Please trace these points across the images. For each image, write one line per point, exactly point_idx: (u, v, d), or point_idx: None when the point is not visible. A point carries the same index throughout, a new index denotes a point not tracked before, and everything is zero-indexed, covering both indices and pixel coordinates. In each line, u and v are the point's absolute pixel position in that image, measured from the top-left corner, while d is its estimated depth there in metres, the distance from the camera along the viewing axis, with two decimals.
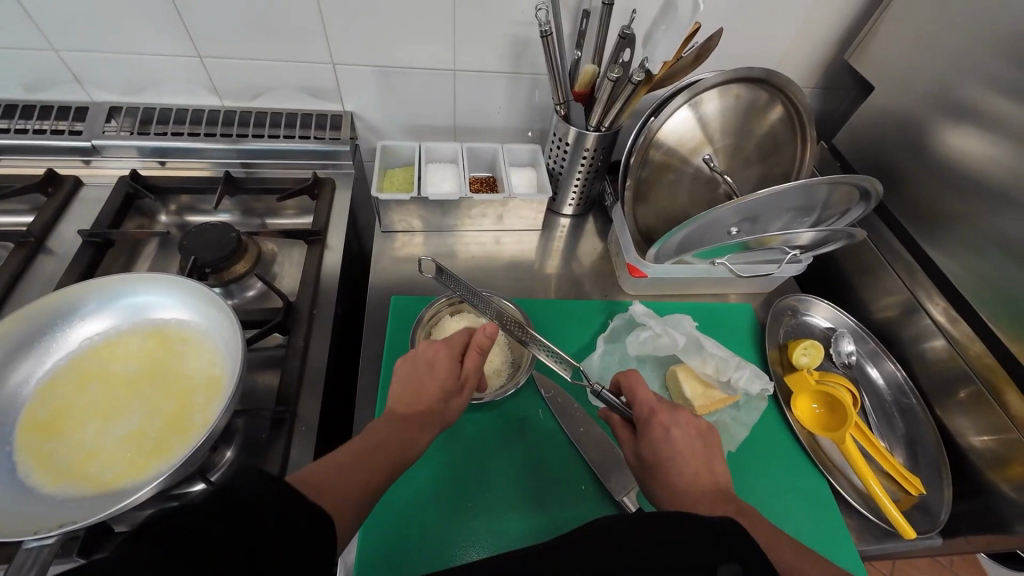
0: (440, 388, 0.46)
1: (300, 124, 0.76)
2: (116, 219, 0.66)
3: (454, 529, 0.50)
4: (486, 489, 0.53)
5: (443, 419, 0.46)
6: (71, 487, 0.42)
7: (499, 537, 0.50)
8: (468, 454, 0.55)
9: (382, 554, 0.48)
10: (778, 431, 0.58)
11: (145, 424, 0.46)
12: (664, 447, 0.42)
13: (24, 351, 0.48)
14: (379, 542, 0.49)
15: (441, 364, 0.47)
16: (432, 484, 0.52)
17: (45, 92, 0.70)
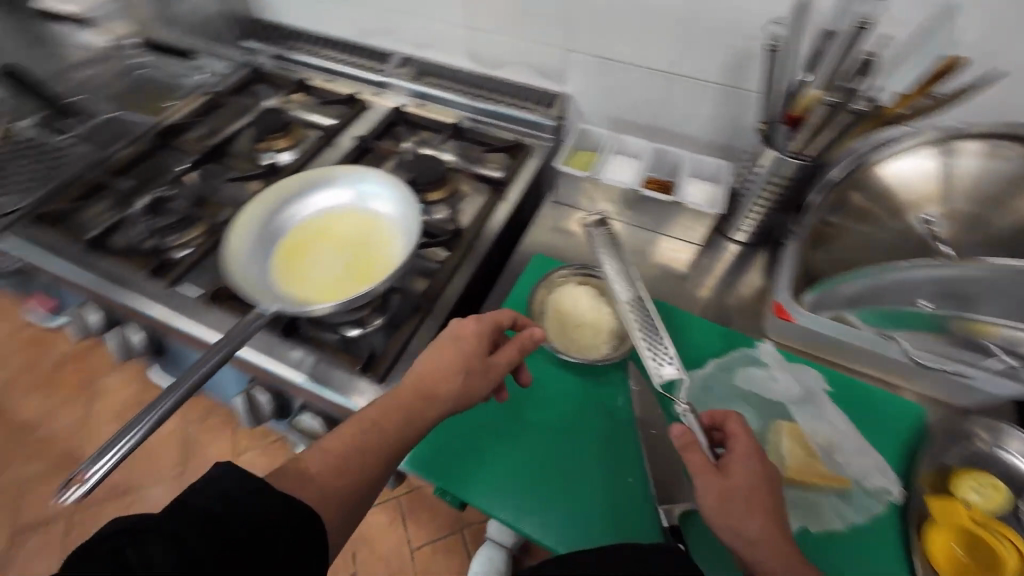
0: (465, 367, 0.52)
1: (524, 96, 0.89)
2: (377, 136, 0.89)
3: (497, 468, 0.54)
4: (538, 441, 0.56)
5: (451, 393, 0.51)
6: (290, 289, 0.62)
7: (534, 484, 0.53)
8: (533, 404, 0.59)
9: (431, 462, 0.55)
10: (888, 550, 0.49)
11: (344, 274, 0.64)
12: (757, 483, 0.43)
13: (308, 193, 0.70)
14: (436, 445, 0.56)
15: (468, 340, 0.53)
16: (495, 415, 0.58)
17: (373, 39, 0.98)
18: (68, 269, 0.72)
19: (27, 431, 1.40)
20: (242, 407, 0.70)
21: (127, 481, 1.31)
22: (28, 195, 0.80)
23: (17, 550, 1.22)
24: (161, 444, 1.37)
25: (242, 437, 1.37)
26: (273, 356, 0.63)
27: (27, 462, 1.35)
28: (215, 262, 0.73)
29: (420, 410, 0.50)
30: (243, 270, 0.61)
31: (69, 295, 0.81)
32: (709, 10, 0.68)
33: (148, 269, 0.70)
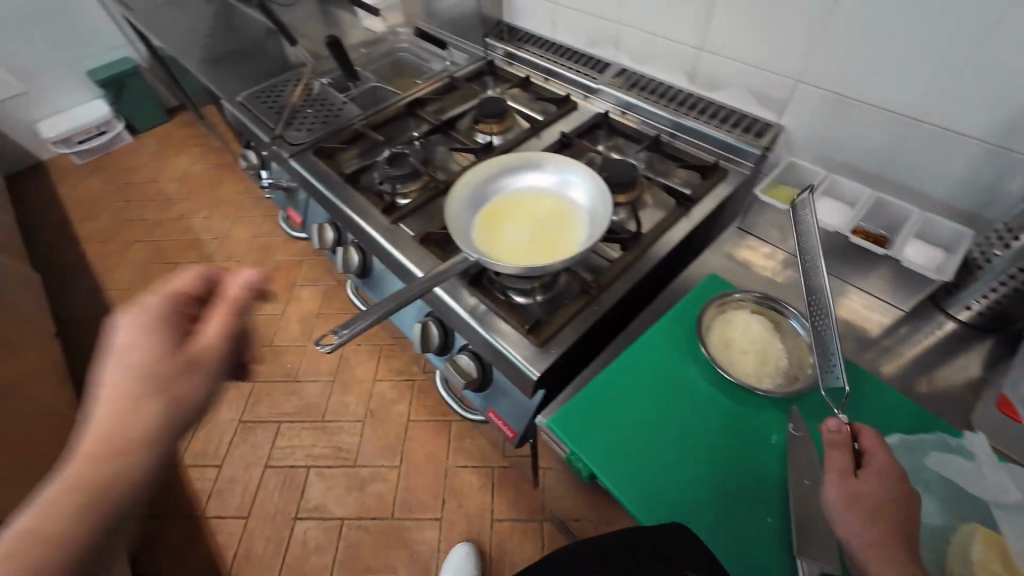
0: (163, 362, 0.45)
1: (733, 121, 0.89)
2: (579, 134, 0.97)
3: (634, 455, 0.55)
4: (671, 431, 0.56)
5: (167, 402, 0.44)
6: (483, 246, 0.72)
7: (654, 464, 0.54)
8: (670, 392, 0.59)
9: (572, 426, 0.57)
10: None
11: (528, 246, 0.72)
12: (881, 491, 0.46)
13: (515, 171, 0.80)
14: (576, 414, 0.58)
15: (154, 330, 0.46)
16: (631, 393, 0.59)
17: (597, 48, 1.06)
18: (328, 192, 0.93)
19: None
20: (419, 333, 0.81)
21: (295, 373, 1.61)
22: (313, 132, 1.05)
23: (214, 396, 1.58)
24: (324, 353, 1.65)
25: (382, 369, 1.59)
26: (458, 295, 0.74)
27: None
28: (427, 212, 0.87)
29: (112, 454, 0.42)
30: (455, 217, 0.72)
31: (315, 212, 1.04)
32: (993, 57, 0.61)
33: (382, 205, 0.87)
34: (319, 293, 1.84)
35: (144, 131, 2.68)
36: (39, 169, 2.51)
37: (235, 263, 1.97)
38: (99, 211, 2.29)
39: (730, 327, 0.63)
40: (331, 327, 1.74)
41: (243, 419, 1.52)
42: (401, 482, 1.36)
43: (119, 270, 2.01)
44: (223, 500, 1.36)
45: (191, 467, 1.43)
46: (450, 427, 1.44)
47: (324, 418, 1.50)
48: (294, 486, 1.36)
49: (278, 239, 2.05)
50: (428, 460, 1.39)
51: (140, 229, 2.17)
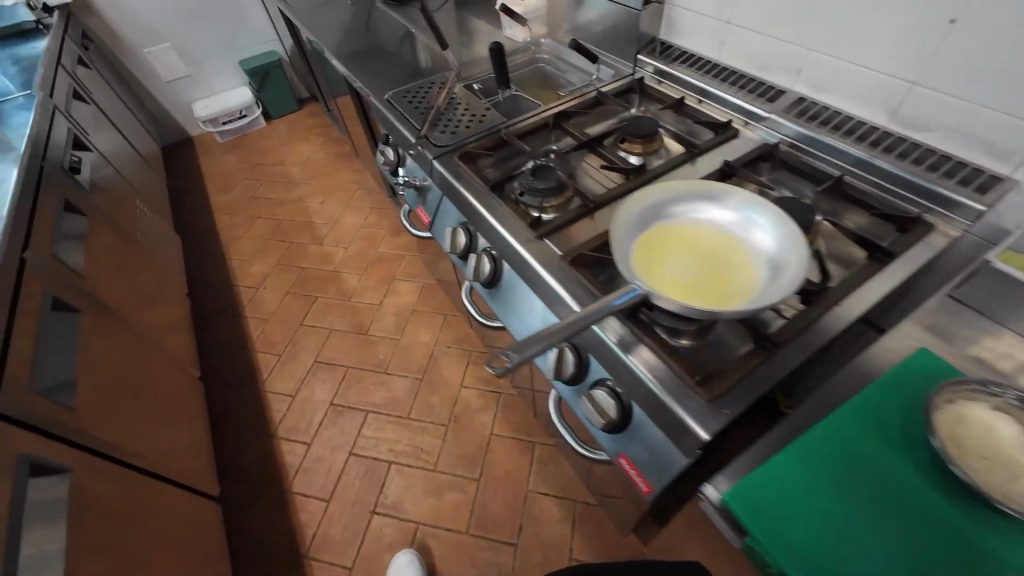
0: None
1: (945, 169, 0.76)
2: (744, 164, 0.88)
3: (833, 560, 0.47)
4: (875, 534, 0.48)
5: None
6: (644, 276, 0.65)
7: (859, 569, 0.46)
8: (869, 486, 0.51)
9: (752, 506, 0.50)
10: None
11: (695, 285, 0.65)
12: None
13: (689, 199, 0.72)
14: (756, 493, 0.51)
15: None
16: (818, 475, 0.52)
17: (768, 73, 0.97)
18: (472, 198, 0.92)
19: (345, 296, 1.88)
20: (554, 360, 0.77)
21: (386, 365, 1.64)
22: (457, 136, 1.05)
23: (310, 374, 1.65)
24: (415, 350, 1.67)
25: (469, 376, 1.58)
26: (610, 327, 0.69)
27: (337, 318, 1.81)
28: (572, 231, 0.83)
29: None
30: (619, 240, 0.67)
31: (449, 216, 1.04)
32: None
33: (527, 217, 0.84)
34: (415, 289, 1.88)
35: (277, 118, 2.93)
36: (189, 143, 2.83)
37: (342, 248, 2.08)
38: (231, 186, 2.51)
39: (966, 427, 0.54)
40: (423, 324, 1.76)
41: (334, 402, 1.56)
42: (477, 497, 1.32)
43: (242, 242, 2.18)
44: (309, 478, 1.40)
45: (283, 440, 1.48)
46: (533, 449, 1.39)
47: (409, 415, 1.50)
48: (375, 478, 1.38)
49: (383, 232, 2.12)
50: (506, 479, 1.34)
51: (263, 207, 2.35)
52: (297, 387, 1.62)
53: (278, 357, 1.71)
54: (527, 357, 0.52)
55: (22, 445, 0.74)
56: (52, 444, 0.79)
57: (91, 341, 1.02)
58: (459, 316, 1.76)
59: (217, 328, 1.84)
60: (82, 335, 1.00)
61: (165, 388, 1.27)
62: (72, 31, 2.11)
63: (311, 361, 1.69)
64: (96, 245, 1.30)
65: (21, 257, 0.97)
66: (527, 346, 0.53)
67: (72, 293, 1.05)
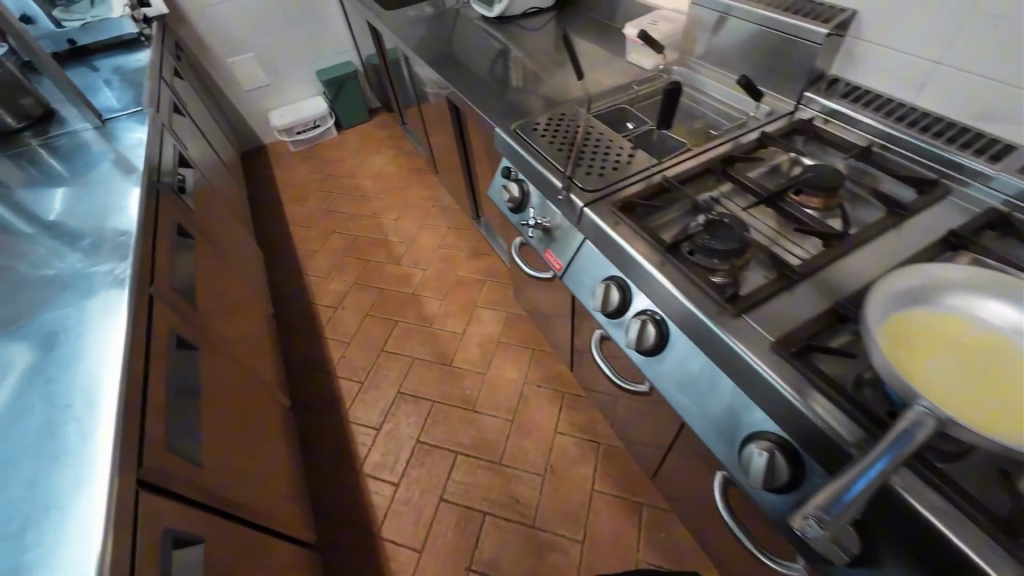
0: None
1: None
2: (973, 234, 0.75)
3: None
4: None
5: None
6: (909, 376, 0.55)
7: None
8: None
9: None
10: None
11: (977, 399, 0.53)
12: None
13: (961, 290, 0.61)
14: None
15: None
16: None
17: (988, 123, 0.83)
18: (640, 257, 0.82)
19: (425, 322, 1.82)
20: (760, 466, 0.65)
21: (473, 402, 1.56)
22: (605, 180, 0.96)
23: (395, 406, 1.58)
24: (503, 387, 1.58)
25: (563, 421, 1.47)
26: (861, 442, 0.57)
27: (418, 345, 1.75)
28: (772, 308, 0.72)
29: None
30: (875, 328, 0.58)
31: (595, 268, 0.95)
32: None
33: (716, 287, 0.73)
34: (499, 318, 1.79)
35: (348, 128, 2.92)
36: (263, 151, 2.85)
37: (420, 269, 2.02)
38: (306, 197, 2.50)
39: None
40: (508, 358, 1.67)
41: (421, 440, 1.49)
42: (582, 562, 1.21)
43: (318, 257, 2.15)
44: (399, 523, 1.32)
45: (370, 478, 1.42)
46: (640, 511, 1.27)
47: (501, 461, 1.41)
48: (469, 530, 1.29)
49: (462, 254, 2.05)
50: (613, 543, 1.23)
51: (338, 220, 2.32)
52: (382, 420, 1.55)
53: (360, 385, 1.65)
54: (842, 513, 0.42)
55: (163, 516, 0.68)
56: (185, 512, 0.73)
57: (210, 383, 0.97)
58: (548, 351, 1.67)
59: (296, 348, 1.80)
60: (204, 376, 0.95)
61: (266, 423, 1.22)
62: (167, 42, 2.14)
63: (394, 392, 1.62)
64: (203, 270, 1.27)
65: (149, 293, 0.92)
66: (833, 496, 0.43)
67: (190, 329, 1.00)
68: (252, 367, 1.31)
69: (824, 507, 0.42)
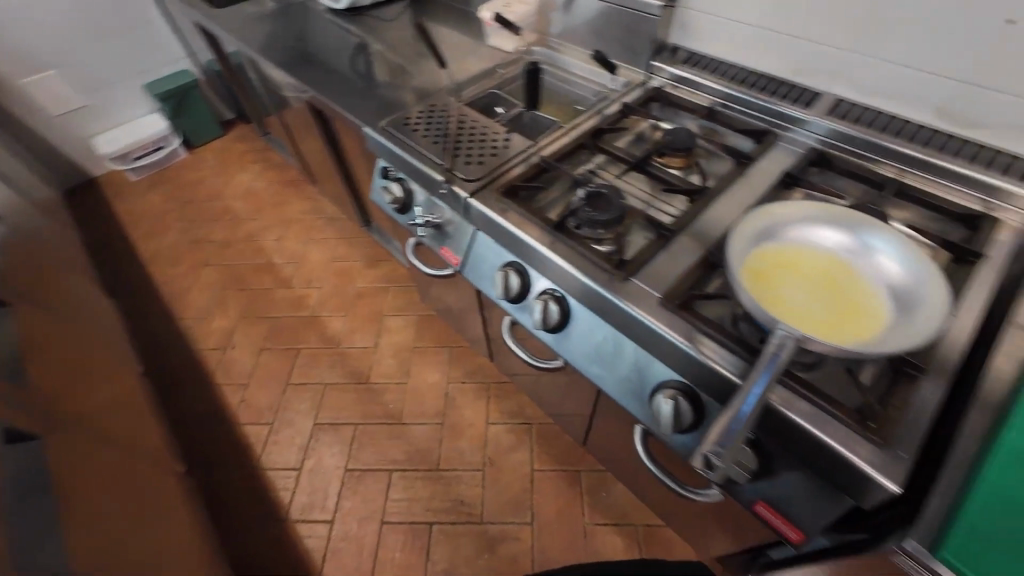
0: None
1: (992, 163, 0.79)
2: (802, 172, 0.87)
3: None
4: None
5: None
6: (763, 300, 0.63)
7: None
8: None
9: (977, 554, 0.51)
10: None
11: (818, 312, 0.62)
12: None
13: (803, 221, 0.69)
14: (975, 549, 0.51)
15: None
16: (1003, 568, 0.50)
17: (800, 76, 0.96)
18: (528, 238, 0.82)
19: (332, 343, 1.69)
20: (668, 414, 0.70)
21: (399, 415, 1.49)
22: (486, 167, 0.95)
23: (313, 440, 1.46)
24: (427, 392, 1.54)
25: (493, 411, 1.48)
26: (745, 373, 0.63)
27: (328, 369, 1.63)
28: (656, 265, 0.77)
29: None
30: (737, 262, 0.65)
31: (490, 256, 0.94)
32: None
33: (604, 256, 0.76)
34: (410, 324, 1.73)
35: (200, 146, 2.58)
36: (95, 185, 2.41)
37: (316, 289, 1.87)
38: (161, 231, 2.18)
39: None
40: (427, 362, 1.61)
41: (349, 468, 1.40)
42: (534, 543, 1.24)
43: (191, 295, 1.89)
44: (341, 561, 1.24)
45: (299, 523, 1.30)
46: (580, 479, 1.33)
47: (438, 467, 1.38)
48: (417, 546, 1.25)
49: (358, 264, 1.94)
50: (560, 516, 1.27)
51: (207, 250, 2.06)
52: (301, 458, 1.42)
53: (269, 426, 1.50)
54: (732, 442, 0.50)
55: None
56: None
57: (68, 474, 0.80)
58: (466, 347, 1.64)
59: (183, 403, 1.58)
60: None
61: (160, 498, 1.05)
62: None
63: (310, 425, 1.49)
64: (33, 340, 1.04)
65: None
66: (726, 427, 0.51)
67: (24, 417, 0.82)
68: (129, 439, 1.13)
69: (717, 440, 0.50)
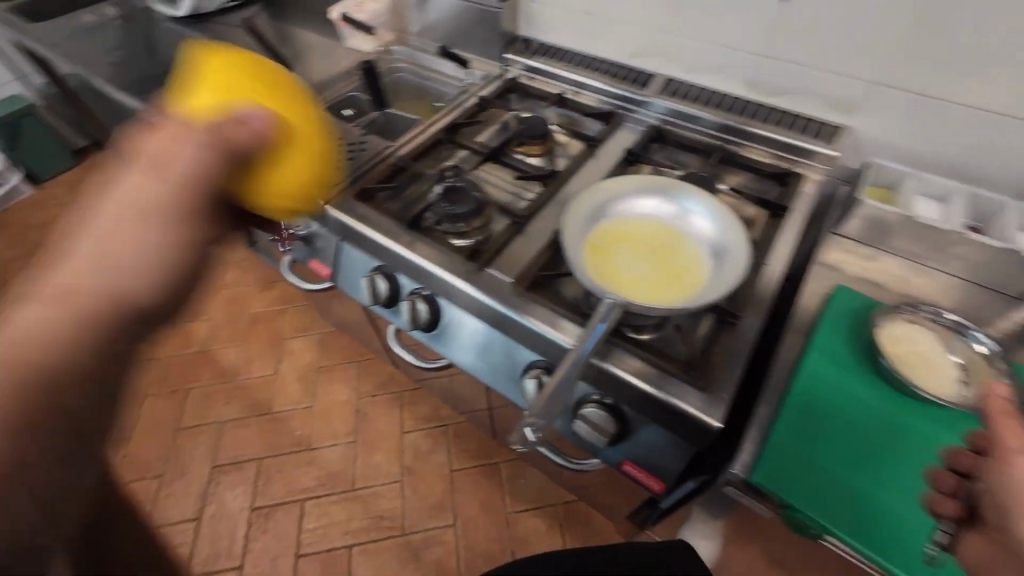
0: None
1: (795, 126, 0.89)
2: (642, 149, 0.93)
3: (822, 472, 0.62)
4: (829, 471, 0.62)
5: None
6: (600, 273, 0.66)
7: (870, 517, 0.59)
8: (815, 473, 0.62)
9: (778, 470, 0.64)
10: None
11: (648, 278, 0.66)
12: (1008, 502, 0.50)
13: (636, 194, 0.74)
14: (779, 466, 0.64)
15: None
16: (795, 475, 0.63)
17: (634, 60, 1.02)
18: (385, 240, 0.81)
19: (226, 378, 1.57)
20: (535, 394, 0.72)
21: (307, 441, 1.42)
22: (340, 173, 0.91)
23: (212, 484, 1.35)
24: (336, 411, 1.47)
25: (407, 420, 1.44)
26: None
27: (225, 407, 1.50)
28: (512, 252, 0.78)
29: None
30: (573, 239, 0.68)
31: (355, 263, 0.90)
32: None
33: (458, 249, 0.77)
34: (312, 343, 1.64)
35: (49, 179, 2.27)
36: None
37: (203, 322, 1.71)
38: (8, 282, 1.90)
39: (913, 347, 0.67)
40: (334, 381, 1.54)
41: (255, 506, 1.30)
42: (459, 543, 1.23)
43: None
44: None
45: None
46: (499, 471, 1.34)
47: (354, 486, 1.33)
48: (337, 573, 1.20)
49: (251, 289, 1.80)
50: (483, 511, 1.28)
51: None
52: (200, 506, 1.31)
53: (159, 479, 1.36)
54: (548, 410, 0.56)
55: None
56: None
57: None
58: (374, 359, 1.59)
59: None
60: None
61: None
62: None
63: (208, 469, 1.37)
64: None
65: None
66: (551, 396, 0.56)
67: None
68: None
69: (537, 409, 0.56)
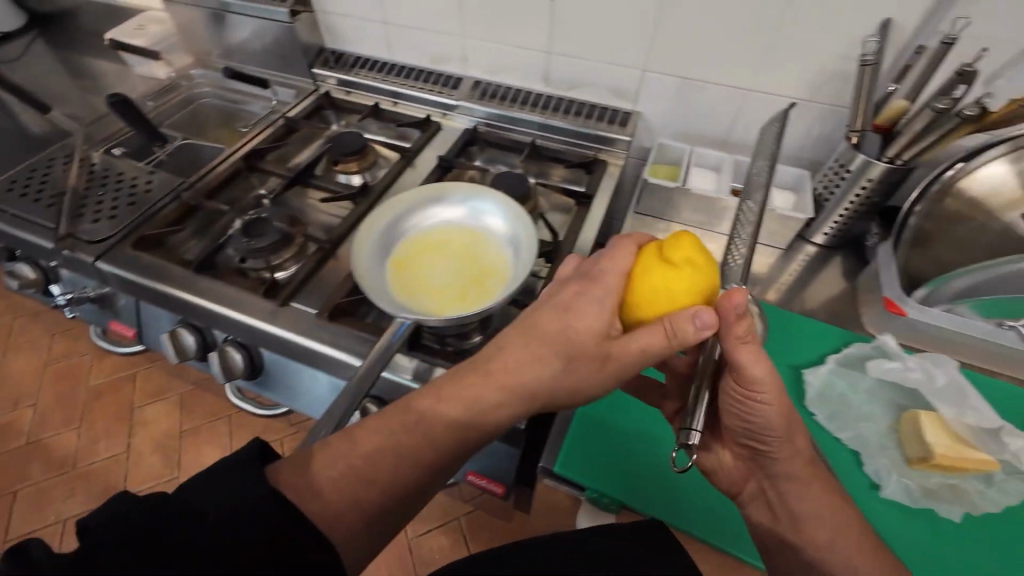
0: None
1: (594, 115, 0.94)
2: (458, 154, 0.92)
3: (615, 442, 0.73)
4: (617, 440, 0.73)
5: None
6: (398, 287, 0.64)
7: (657, 472, 0.71)
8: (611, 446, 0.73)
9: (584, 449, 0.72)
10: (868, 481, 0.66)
11: (448, 287, 0.65)
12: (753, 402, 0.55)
13: (437, 202, 0.73)
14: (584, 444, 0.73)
15: None
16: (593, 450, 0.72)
17: (442, 64, 1.02)
18: (177, 291, 0.72)
19: (63, 470, 1.33)
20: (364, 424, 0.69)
21: None
22: (120, 221, 0.80)
23: None
24: None
25: None
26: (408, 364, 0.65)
27: (66, 502, 1.29)
28: (323, 281, 0.74)
29: None
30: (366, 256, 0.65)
31: (157, 319, 0.80)
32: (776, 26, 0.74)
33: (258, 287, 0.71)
34: (169, 407, 1.43)
35: None
36: None
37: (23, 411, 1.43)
38: None
39: None
40: (201, 445, 1.37)
41: None
42: None
43: None
44: None
45: None
46: None
47: None
48: None
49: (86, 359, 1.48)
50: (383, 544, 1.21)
51: None
52: None
53: None
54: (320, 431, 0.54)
55: None
56: None
57: None
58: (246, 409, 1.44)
59: None
60: None
61: None
62: None
63: None
64: None
65: None
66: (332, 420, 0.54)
67: None
68: None
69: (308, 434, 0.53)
